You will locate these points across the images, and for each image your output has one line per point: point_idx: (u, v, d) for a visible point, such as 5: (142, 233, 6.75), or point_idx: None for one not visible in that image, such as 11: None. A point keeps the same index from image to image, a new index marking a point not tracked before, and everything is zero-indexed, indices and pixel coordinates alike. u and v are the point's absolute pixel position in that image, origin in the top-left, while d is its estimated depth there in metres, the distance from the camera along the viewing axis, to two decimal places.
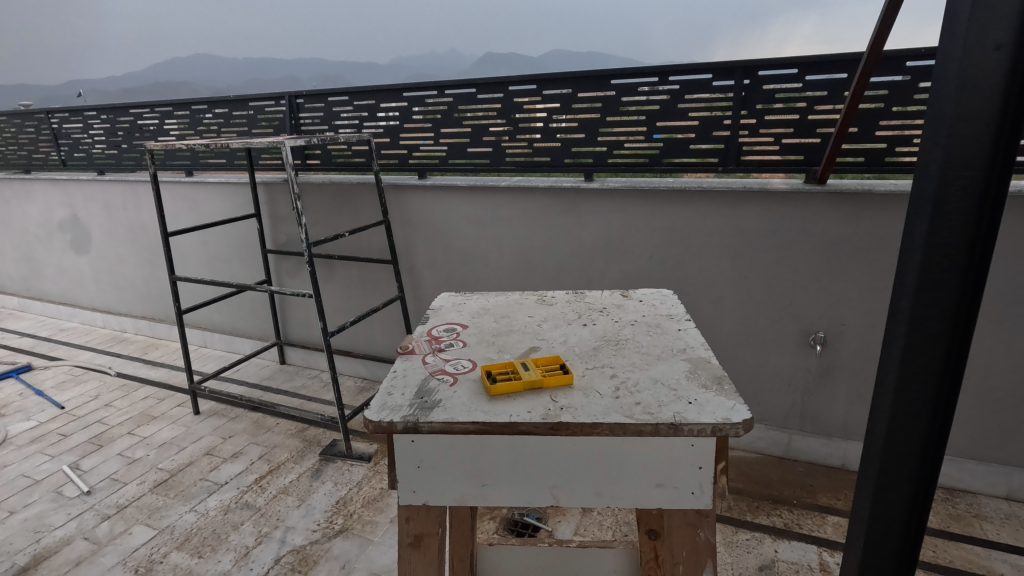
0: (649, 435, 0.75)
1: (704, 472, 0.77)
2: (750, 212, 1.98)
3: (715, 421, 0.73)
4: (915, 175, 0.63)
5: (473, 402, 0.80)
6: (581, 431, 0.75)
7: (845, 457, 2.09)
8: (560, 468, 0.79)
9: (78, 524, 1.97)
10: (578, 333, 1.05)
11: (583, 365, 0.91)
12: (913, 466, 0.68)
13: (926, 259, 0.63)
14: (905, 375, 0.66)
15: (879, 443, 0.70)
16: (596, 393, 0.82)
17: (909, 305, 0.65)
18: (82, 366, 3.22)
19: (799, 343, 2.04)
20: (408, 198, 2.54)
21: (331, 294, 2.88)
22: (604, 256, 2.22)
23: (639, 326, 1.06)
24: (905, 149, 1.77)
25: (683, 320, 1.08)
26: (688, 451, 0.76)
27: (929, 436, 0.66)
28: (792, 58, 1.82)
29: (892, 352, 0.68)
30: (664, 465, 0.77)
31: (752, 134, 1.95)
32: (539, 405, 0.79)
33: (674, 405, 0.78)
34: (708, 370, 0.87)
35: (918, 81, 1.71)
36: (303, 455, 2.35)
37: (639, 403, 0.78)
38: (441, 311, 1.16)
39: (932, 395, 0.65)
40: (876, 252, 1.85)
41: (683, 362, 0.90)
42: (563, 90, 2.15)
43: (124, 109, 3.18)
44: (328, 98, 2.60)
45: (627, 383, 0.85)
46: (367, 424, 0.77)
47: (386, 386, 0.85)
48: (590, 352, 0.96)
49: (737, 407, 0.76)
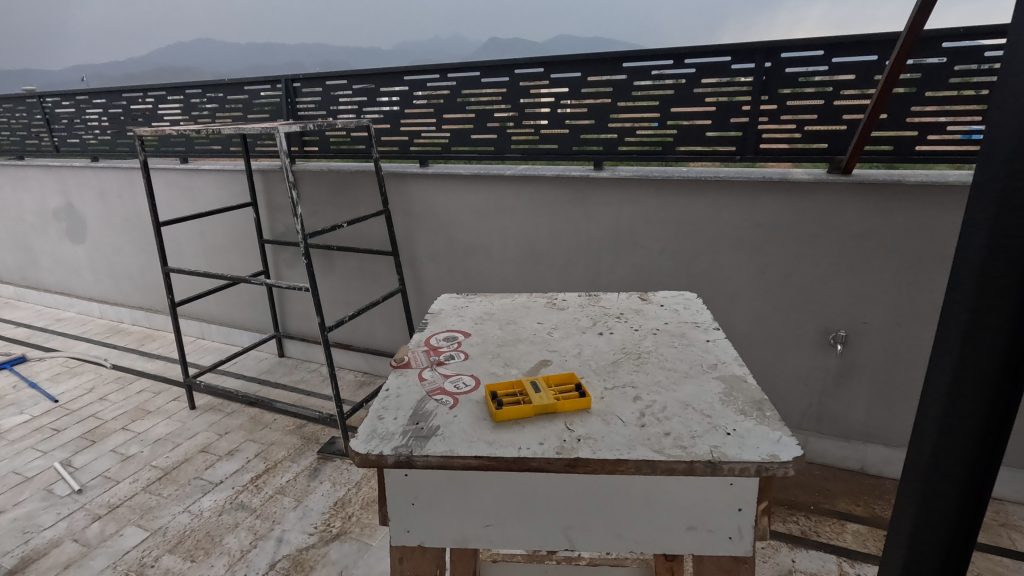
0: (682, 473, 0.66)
1: (744, 513, 0.70)
2: (769, 204, 1.87)
3: (759, 459, 0.65)
4: (976, 167, 0.53)
5: (477, 431, 0.71)
6: (603, 469, 0.66)
7: (863, 461, 2.00)
8: (575, 504, 0.72)
9: (69, 525, 1.91)
10: (594, 343, 0.96)
11: (601, 383, 0.82)
12: (944, 535, 0.59)
13: (986, 267, 0.52)
14: (947, 430, 0.57)
15: (913, 506, 0.61)
16: (618, 421, 0.73)
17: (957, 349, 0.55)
18: (77, 358, 3.16)
19: (819, 342, 1.94)
20: (409, 188, 2.44)
21: (330, 286, 2.79)
22: (613, 249, 2.12)
23: (663, 335, 0.97)
24: (937, 137, 1.67)
25: (710, 328, 0.99)
26: (726, 490, 0.69)
27: (968, 504, 0.58)
28: (817, 39, 1.70)
29: (934, 401, 0.58)
30: (696, 507, 0.70)
31: (773, 121, 1.84)
32: (552, 436, 0.70)
33: (710, 438, 0.69)
34: (745, 393, 0.78)
35: (955, 64, 1.59)
36: (300, 454, 2.28)
37: (668, 434, 0.70)
38: (441, 316, 1.07)
39: (972, 457, 0.56)
40: (904, 247, 1.75)
41: (716, 381, 0.82)
42: (573, 74, 2.03)
43: (117, 93, 3.08)
44: (326, 81, 2.49)
45: (653, 406, 0.76)
46: (354, 456, 0.68)
47: (376, 408, 0.76)
48: (608, 367, 0.87)
49: (784, 441, 0.68)
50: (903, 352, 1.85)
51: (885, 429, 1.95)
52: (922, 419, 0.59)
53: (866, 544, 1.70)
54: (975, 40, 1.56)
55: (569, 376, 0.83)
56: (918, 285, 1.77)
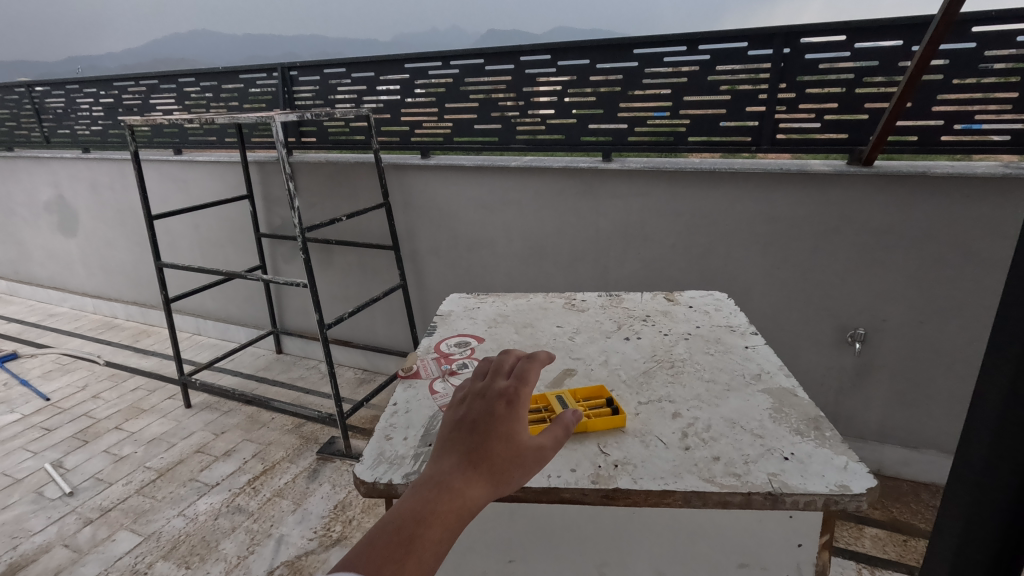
0: (738, 505, 0.69)
1: (804, 549, 0.78)
2: (786, 196, 1.79)
3: (828, 491, 0.68)
4: None
5: None
6: (646, 500, 0.69)
7: (880, 463, 1.95)
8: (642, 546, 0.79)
9: (59, 530, 1.84)
10: (625, 351, 1.05)
11: (636, 399, 0.88)
12: (991, 556, 0.61)
13: None
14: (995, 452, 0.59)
15: (957, 526, 0.62)
16: (661, 444, 0.77)
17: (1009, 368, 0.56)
18: (70, 354, 3.08)
19: (836, 340, 1.88)
20: (410, 180, 2.36)
21: (329, 281, 2.72)
22: (622, 243, 2.05)
23: (695, 341, 1.07)
24: (965, 127, 1.59)
25: (745, 333, 1.10)
26: (787, 522, 0.77)
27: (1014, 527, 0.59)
28: (840, 23, 1.62)
29: (981, 421, 0.59)
30: (756, 543, 0.78)
31: (790, 111, 1.76)
32: (587, 462, 0.74)
33: (767, 464, 0.73)
34: (798, 410, 0.84)
35: (986, 49, 1.51)
36: (299, 454, 2.21)
37: (718, 460, 0.74)
38: (452, 318, 1.18)
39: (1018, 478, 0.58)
40: (928, 240, 1.67)
41: (763, 396, 0.88)
42: (581, 61, 1.95)
43: (108, 82, 2.98)
44: (324, 69, 2.40)
45: (695, 425, 0.81)
46: (361, 483, 0.72)
47: (384, 429, 0.81)
48: (640, 378, 0.95)
49: (851, 468, 0.72)
50: (925, 350, 1.78)
51: (902, 429, 1.89)
52: (969, 437, 0.61)
53: (885, 549, 1.66)
54: (1008, 24, 1.48)
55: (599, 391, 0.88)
56: (942, 280, 1.70)
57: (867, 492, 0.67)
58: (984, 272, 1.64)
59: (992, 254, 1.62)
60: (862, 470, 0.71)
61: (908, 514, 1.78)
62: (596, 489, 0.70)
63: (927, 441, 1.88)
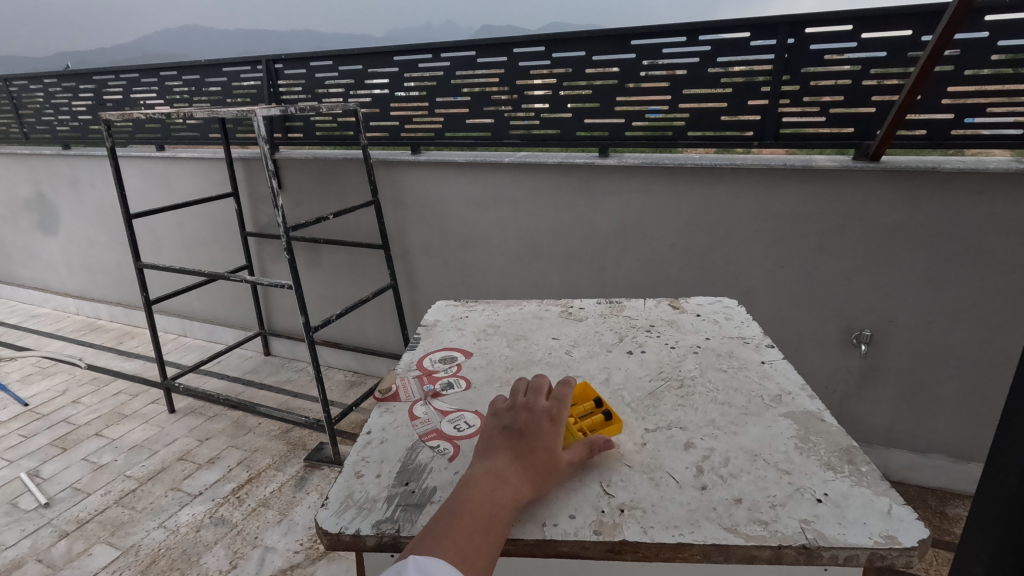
0: (764, 558, 0.62)
1: None
2: (791, 194, 1.73)
3: (872, 545, 0.61)
4: None
5: None
6: (657, 554, 0.63)
7: (886, 466, 1.90)
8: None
9: (33, 543, 1.76)
10: (631, 365, 0.99)
11: (644, 425, 0.83)
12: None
13: None
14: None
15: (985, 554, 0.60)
16: (674, 483, 0.71)
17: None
18: (50, 358, 2.99)
19: (842, 342, 1.82)
20: (400, 178, 2.29)
21: (317, 282, 2.64)
22: (620, 242, 1.98)
23: (707, 355, 1.01)
24: (976, 120, 1.53)
25: (759, 345, 1.04)
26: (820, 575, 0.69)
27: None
28: (847, 12, 1.55)
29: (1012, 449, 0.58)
30: None
31: (794, 104, 1.69)
32: (588, 507, 0.67)
33: (796, 508, 0.66)
34: (826, 439, 0.78)
35: (999, 38, 1.45)
36: (286, 461, 2.14)
37: (739, 502, 0.68)
38: (438, 329, 1.11)
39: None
40: (939, 240, 1.61)
41: (786, 422, 0.82)
42: (577, 52, 1.87)
43: (87, 75, 2.88)
44: (310, 62, 2.32)
45: (711, 458, 0.75)
46: (328, 534, 0.64)
47: (358, 466, 0.74)
48: (648, 400, 0.89)
49: (890, 513, 0.65)
50: (934, 354, 1.73)
51: (909, 434, 1.84)
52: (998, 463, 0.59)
53: None
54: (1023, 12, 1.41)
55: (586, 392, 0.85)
56: (952, 281, 1.64)
57: (916, 545, 0.61)
58: (996, 273, 1.59)
59: (1004, 252, 1.56)
60: (909, 517, 0.64)
61: None
62: (599, 543, 0.63)
63: (934, 446, 1.83)
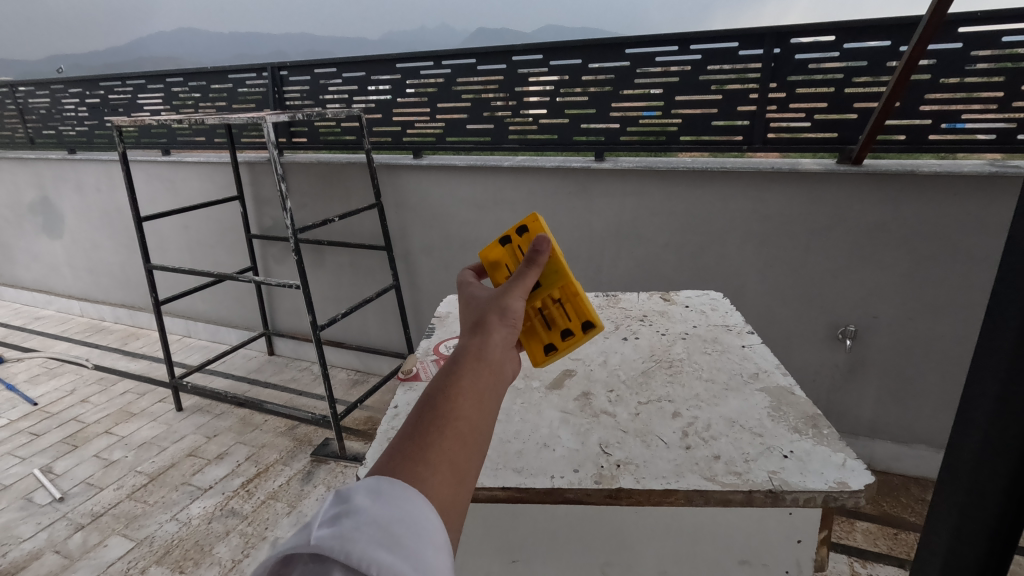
0: (739, 503, 0.70)
1: (803, 545, 0.74)
2: (777, 194, 1.81)
3: (827, 489, 0.69)
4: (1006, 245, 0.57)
5: (502, 464, 0.77)
6: (648, 499, 0.71)
7: (871, 457, 1.98)
8: (623, 539, 0.76)
9: (49, 536, 1.82)
10: (624, 351, 1.07)
11: (637, 399, 0.91)
12: (978, 557, 0.63)
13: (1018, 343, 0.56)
14: (987, 458, 0.60)
15: (948, 526, 0.64)
16: (663, 444, 0.79)
17: (990, 381, 0.59)
18: (57, 358, 3.04)
19: (828, 337, 1.90)
20: (402, 180, 2.36)
21: (321, 282, 2.71)
22: (614, 242, 2.06)
23: (694, 340, 1.09)
24: (952, 126, 1.62)
25: (742, 331, 1.12)
26: (786, 519, 0.72)
27: (1000, 525, 0.60)
28: (829, 24, 1.63)
29: (967, 435, 0.61)
30: (751, 542, 0.74)
31: (781, 110, 1.77)
32: (590, 464, 0.76)
33: (768, 462, 0.74)
34: (795, 408, 0.86)
35: (973, 49, 1.53)
36: (293, 456, 2.20)
37: (719, 459, 0.76)
38: (448, 320, 1.19)
39: (1003, 488, 0.60)
40: (918, 238, 1.70)
41: (762, 395, 0.90)
42: (574, 60, 1.95)
43: (94, 82, 2.93)
44: (314, 69, 2.39)
45: (695, 425, 0.83)
46: None
47: (387, 431, 0.83)
48: (639, 379, 0.97)
49: (848, 463, 0.73)
50: (914, 346, 1.81)
51: (893, 425, 1.92)
52: (955, 450, 0.63)
53: (876, 543, 1.70)
54: (993, 26, 1.50)
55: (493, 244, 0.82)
56: (930, 276, 1.72)
57: (864, 487, 0.68)
58: (970, 269, 1.68)
59: (979, 250, 1.65)
60: (860, 467, 0.72)
61: (898, 507, 1.83)
62: (599, 490, 0.71)
63: (916, 436, 1.91)
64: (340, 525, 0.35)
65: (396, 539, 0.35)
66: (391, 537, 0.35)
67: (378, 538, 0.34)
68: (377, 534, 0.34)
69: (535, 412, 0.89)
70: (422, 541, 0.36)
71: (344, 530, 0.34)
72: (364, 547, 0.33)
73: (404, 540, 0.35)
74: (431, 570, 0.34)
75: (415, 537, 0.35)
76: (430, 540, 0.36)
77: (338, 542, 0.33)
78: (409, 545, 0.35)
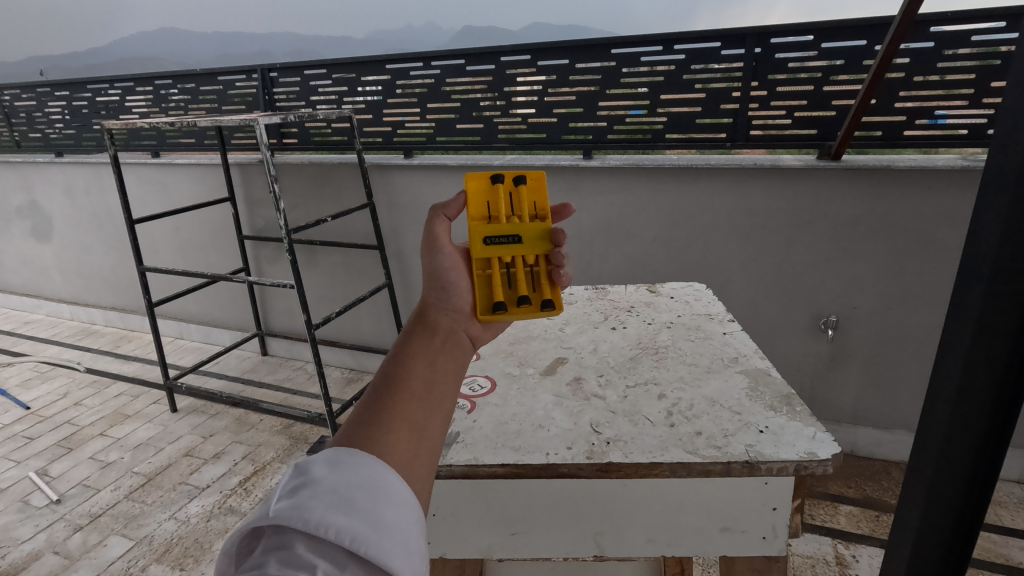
0: (718, 473, 0.75)
1: (778, 513, 0.77)
2: (759, 187, 1.86)
3: (798, 458, 0.75)
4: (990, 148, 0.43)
5: (496, 442, 0.82)
6: (635, 472, 0.76)
7: (854, 443, 2.05)
8: (610, 512, 0.80)
9: (48, 537, 1.83)
10: (613, 338, 1.12)
11: (625, 382, 0.96)
12: (950, 525, 0.51)
13: (1000, 265, 0.43)
14: (963, 409, 0.48)
15: (923, 489, 0.52)
16: (649, 422, 0.84)
17: (971, 334, 0.46)
18: (49, 362, 3.03)
19: (810, 326, 1.96)
20: (393, 180, 2.39)
21: (314, 282, 2.73)
22: (603, 238, 2.10)
23: (679, 328, 1.14)
24: (925, 123, 1.68)
25: (723, 320, 1.17)
26: (762, 488, 0.76)
27: (972, 491, 0.50)
28: (806, 25, 1.69)
29: (942, 394, 0.49)
30: (730, 510, 0.78)
31: (763, 107, 1.83)
32: (582, 441, 0.81)
33: (746, 437, 0.80)
34: (771, 388, 0.92)
35: (944, 48, 1.59)
36: (290, 454, 2.23)
37: (701, 434, 0.81)
38: None
39: (977, 450, 0.48)
40: (897, 229, 1.76)
41: (740, 376, 0.96)
42: (561, 60, 1.99)
43: (81, 85, 2.92)
44: (304, 70, 2.40)
45: (679, 405, 0.88)
46: None
47: None
48: (626, 364, 1.02)
49: (818, 438, 0.78)
50: (892, 332, 1.87)
51: (875, 411, 1.99)
52: (931, 397, 0.50)
53: (859, 525, 1.77)
54: (963, 25, 1.56)
55: (482, 178, 0.82)
56: (908, 265, 1.78)
57: (831, 456, 0.74)
58: (942, 257, 1.74)
59: (952, 239, 1.71)
60: (829, 439, 0.78)
61: (880, 491, 1.90)
62: (591, 464, 0.76)
63: (898, 422, 1.98)
64: (299, 496, 0.38)
65: (353, 503, 0.38)
66: (348, 501, 0.38)
67: (334, 503, 0.38)
68: (334, 500, 0.38)
69: (530, 396, 0.94)
70: (381, 502, 0.39)
71: (303, 499, 0.38)
72: (322, 512, 0.37)
73: (360, 502, 0.38)
74: (388, 525, 0.38)
75: (372, 499, 0.39)
76: (386, 497, 0.40)
77: (295, 512, 0.37)
78: (364, 506, 0.38)
